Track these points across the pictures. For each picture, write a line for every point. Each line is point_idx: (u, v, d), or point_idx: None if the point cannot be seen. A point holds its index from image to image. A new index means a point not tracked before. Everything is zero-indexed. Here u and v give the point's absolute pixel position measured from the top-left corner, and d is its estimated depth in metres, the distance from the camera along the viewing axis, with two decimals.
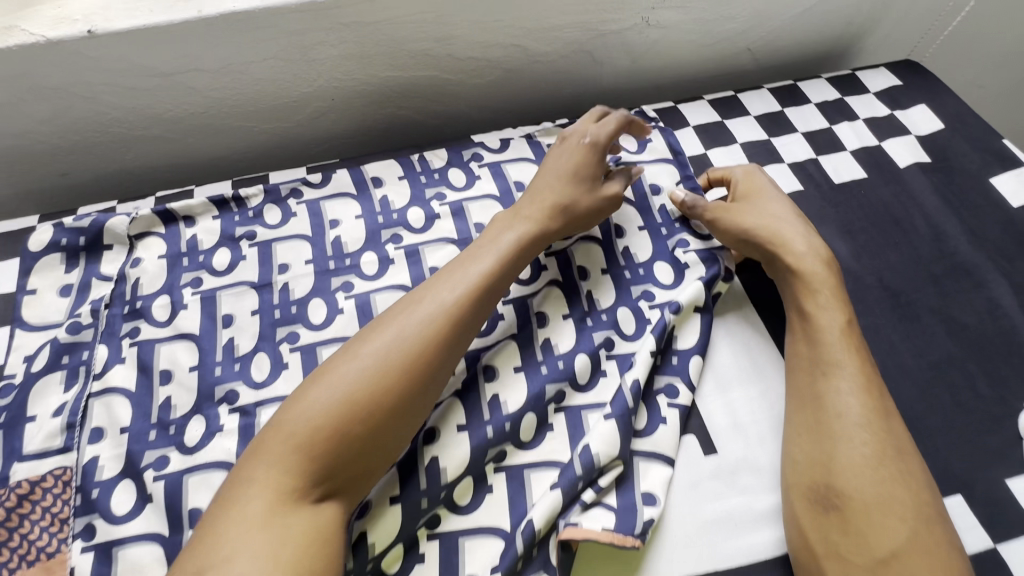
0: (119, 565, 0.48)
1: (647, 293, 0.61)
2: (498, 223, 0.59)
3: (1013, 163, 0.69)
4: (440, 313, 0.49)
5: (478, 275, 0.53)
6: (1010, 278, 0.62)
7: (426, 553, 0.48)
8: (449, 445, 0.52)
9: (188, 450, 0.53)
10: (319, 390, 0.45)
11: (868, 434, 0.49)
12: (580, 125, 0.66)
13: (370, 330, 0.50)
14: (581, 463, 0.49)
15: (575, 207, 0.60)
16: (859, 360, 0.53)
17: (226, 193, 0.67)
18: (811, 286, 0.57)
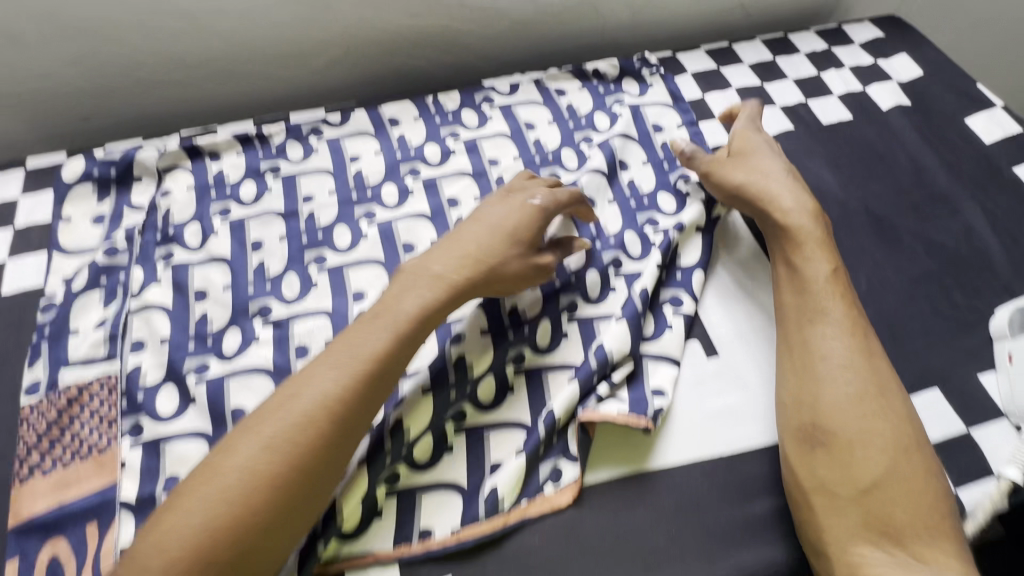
0: (167, 458, 0.51)
1: (652, 220, 0.66)
2: (402, 282, 0.52)
3: (986, 104, 0.75)
4: (318, 407, 0.44)
5: (368, 353, 0.47)
6: (984, 205, 0.68)
7: (454, 445, 0.53)
8: (474, 347, 0.56)
9: (227, 357, 0.56)
10: (191, 493, 0.41)
11: (852, 374, 0.51)
12: (530, 184, 0.62)
13: (250, 418, 0.45)
14: (596, 359, 0.54)
15: (495, 276, 0.54)
16: (845, 305, 0.55)
17: (250, 130, 0.70)
18: (798, 240, 0.58)
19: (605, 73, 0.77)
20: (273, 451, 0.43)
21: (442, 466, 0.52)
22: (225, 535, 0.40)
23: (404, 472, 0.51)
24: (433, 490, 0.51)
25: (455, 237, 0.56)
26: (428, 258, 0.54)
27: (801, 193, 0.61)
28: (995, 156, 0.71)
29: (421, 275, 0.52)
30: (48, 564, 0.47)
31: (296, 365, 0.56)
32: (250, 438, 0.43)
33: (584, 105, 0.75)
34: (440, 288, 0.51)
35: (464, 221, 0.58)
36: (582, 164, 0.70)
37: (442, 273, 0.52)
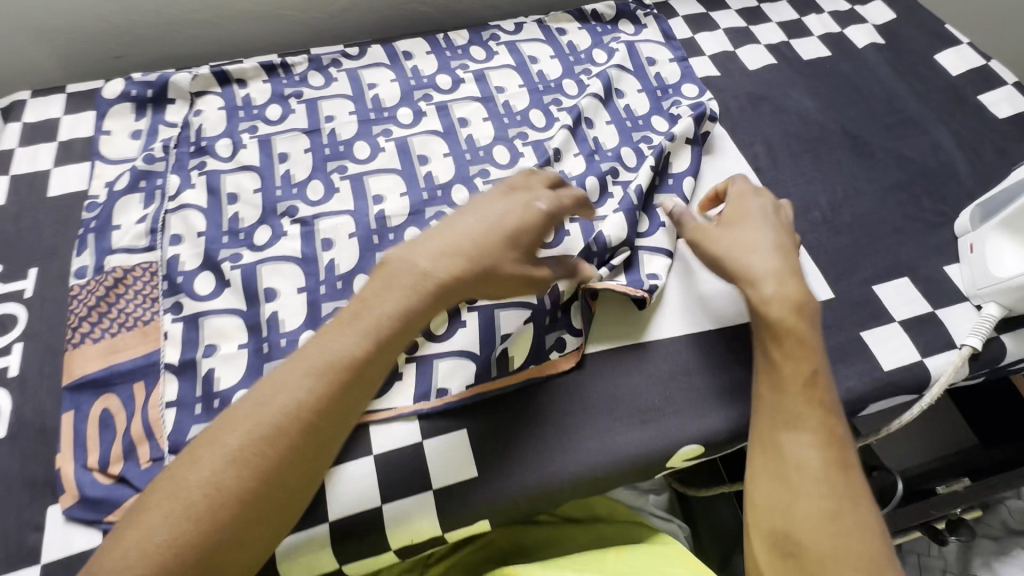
0: (205, 330, 0.56)
1: (646, 138, 0.71)
2: (385, 275, 0.45)
3: (953, 42, 0.81)
4: (290, 419, 0.40)
5: (345, 362, 0.42)
6: (951, 126, 0.74)
7: (467, 320, 0.57)
8: None
9: (259, 248, 0.61)
10: (159, 498, 0.38)
11: (826, 487, 0.45)
12: (534, 180, 0.53)
13: (222, 420, 0.41)
14: (596, 242, 0.59)
15: (486, 281, 0.46)
16: (824, 411, 0.48)
17: (275, 60, 0.76)
18: (780, 334, 0.50)
19: (602, 15, 0.84)
20: (247, 460, 0.39)
21: (457, 337, 0.56)
22: (193, 548, 0.37)
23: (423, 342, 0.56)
24: (450, 357, 0.55)
25: (445, 232, 0.48)
26: (412, 255, 0.46)
27: (787, 279, 0.52)
28: (961, 86, 0.78)
29: (404, 269, 0.45)
30: (100, 414, 0.52)
31: (322, 255, 0.61)
32: (222, 442, 0.39)
33: (583, 42, 0.81)
34: (426, 292, 0.44)
35: (458, 210, 0.50)
36: (581, 91, 0.75)
37: (432, 274, 0.45)
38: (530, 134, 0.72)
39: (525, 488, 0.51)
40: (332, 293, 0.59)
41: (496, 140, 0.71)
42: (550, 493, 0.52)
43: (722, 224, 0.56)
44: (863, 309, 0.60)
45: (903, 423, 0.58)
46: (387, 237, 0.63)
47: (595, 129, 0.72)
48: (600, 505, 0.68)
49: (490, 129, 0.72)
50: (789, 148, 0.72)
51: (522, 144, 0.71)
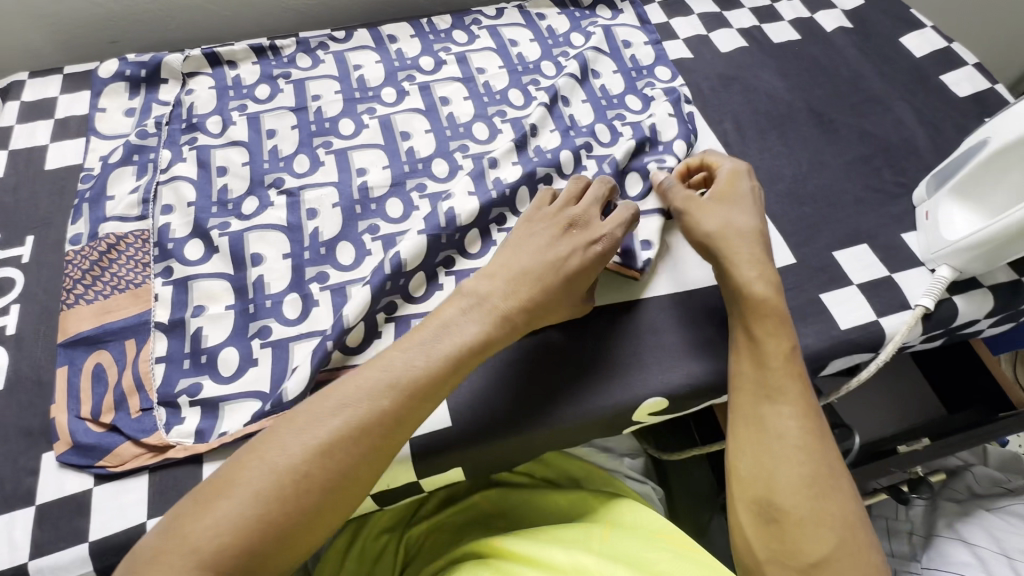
0: (194, 292, 0.59)
1: (621, 116, 0.74)
2: (459, 301, 0.52)
3: (917, 26, 0.85)
4: (368, 419, 0.45)
5: (417, 374, 0.47)
6: (913, 104, 0.77)
7: (444, 283, 0.61)
8: (462, 201, 0.62)
9: (246, 216, 0.64)
10: (240, 473, 0.43)
11: (805, 456, 0.48)
12: (591, 214, 0.57)
13: (306, 407, 0.46)
14: None
15: (549, 318, 0.54)
16: (802, 385, 0.51)
17: (264, 43, 0.79)
18: (761, 312, 0.53)
19: (580, 1, 0.87)
20: (332, 452, 0.44)
21: (434, 299, 0.60)
22: (278, 522, 0.41)
23: (401, 303, 0.59)
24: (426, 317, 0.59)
25: (511, 267, 0.54)
26: (489, 284, 0.53)
27: (766, 260, 0.56)
28: (924, 67, 0.81)
29: (478, 298, 0.52)
30: (93, 368, 0.55)
31: (307, 223, 0.64)
32: (305, 430, 0.44)
33: (562, 26, 0.84)
34: (499, 320, 0.51)
35: (524, 241, 0.56)
36: (559, 72, 0.79)
37: (504, 308, 0.51)
38: (509, 112, 0.75)
39: (496, 437, 0.54)
40: (315, 259, 0.62)
41: (476, 118, 0.74)
42: (525, 442, 0.55)
43: (715, 202, 0.59)
44: (823, 273, 0.63)
45: (861, 381, 0.60)
46: (369, 207, 0.66)
47: (571, 107, 0.75)
48: (581, 473, 0.70)
49: (470, 107, 0.75)
50: (757, 125, 0.75)
51: (501, 121, 0.74)
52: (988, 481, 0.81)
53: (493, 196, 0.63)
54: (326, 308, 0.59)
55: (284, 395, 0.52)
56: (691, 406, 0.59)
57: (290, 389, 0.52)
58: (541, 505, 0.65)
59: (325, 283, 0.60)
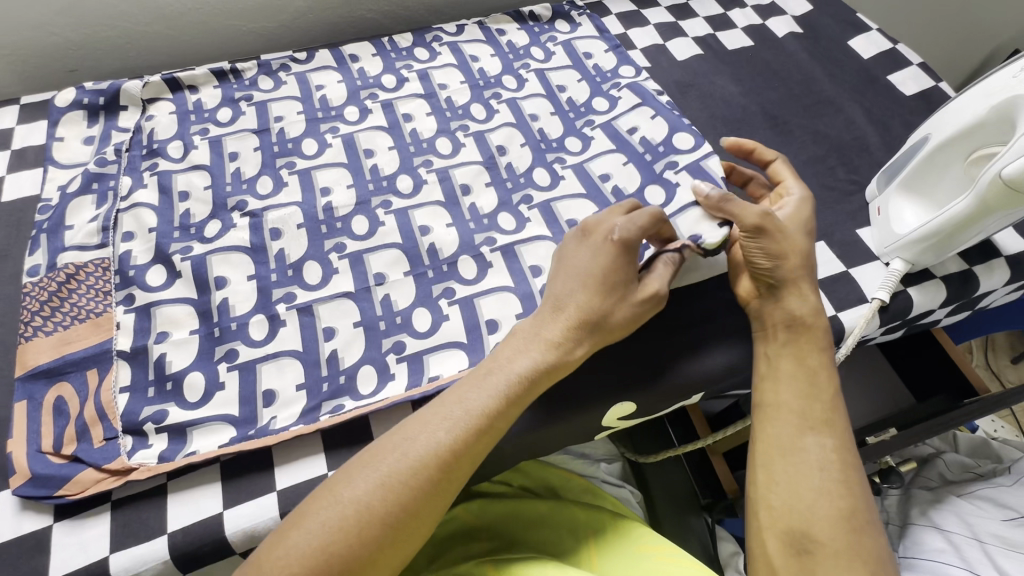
0: (157, 319, 0.58)
1: (589, 122, 0.76)
2: (515, 340, 0.52)
3: (863, 29, 0.88)
4: (434, 457, 0.45)
5: (483, 415, 0.48)
6: (863, 104, 0.79)
7: (450, 314, 0.60)
8: (444, 234, 0.65)
9: (209, 240, 0.64)
10: (313, 507, 0.43)
11: (840, 487, 0.48)
12: (607, 216, 0.56)
13: (378, 446, 0.47)
14: None
15: (598, 325, 0.52)
16: (837, 418, 0.52)
17: (225, 66, 0.79)
18: (812, 341, 0.55)
19: (539, 16, 0.89)
20: (395, 485, 0.44)
21: (441, 331, 0.59)
22: (341, 560, 0.42)
23: (408, 340, 0.58)
24: (438, 351, 0.58)
25: (549, 296, 0.54)
26: (538, 315, 0.53)
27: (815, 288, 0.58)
28: (872, 68, 0.84)
29: (530, 335, 0.52)
30: (54, 402, 0.54)
31: (271, 244, 0.64)
32: (374, 467, 0.45)
33: (522, 41, 0.86)
34: (549, 350, 0.51)
35: (552, 270, 0.56)
36: (520, 85, 0.80)
37: (551, 335, 0.51)
38: (473, 126, 0.76)
39: None
40: (281, 280, 0.62)
41: (439, 133, 0.75)
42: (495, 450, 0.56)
43: (790, 224, 0.58)
44: None
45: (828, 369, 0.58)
46: (334, 226, 0.66)
47: (540, 121, 0.76)
48: (560, 483, 0.70)
49: (433, 123, 0.76)
50: (714, 130, 0.77)
51: (464, 136, 0.75)
52: (958, 467, 0.83)
53: (474, 233, 0.66)
54: (292, 328, 0.58)
55: (272, 424, 0.53)
56: (657, 411, 0.60)
57: (280, 419, 0.53)
58: (523, 512, 0.65)
59: (292, 303, 0.60)
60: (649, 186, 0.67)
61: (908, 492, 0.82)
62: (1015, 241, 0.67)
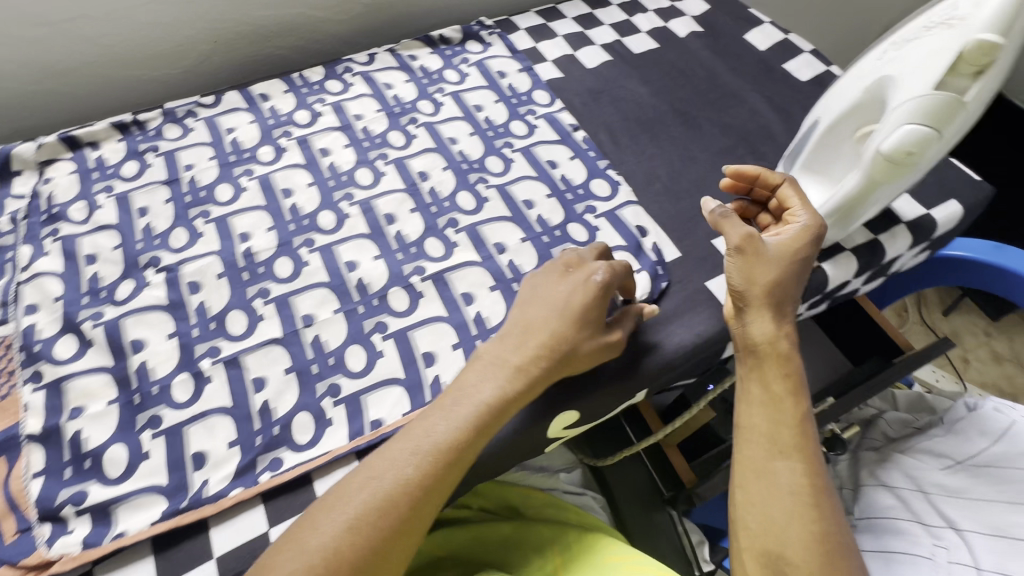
0: (68, 393, 0.55)
1: (508, 143, 0.77)
2: (478, 366, 0.53)
3: (756, 23, 0.93)
4: (402, 493, 0.45)
5: (448, 447, 0.48)
6: (764, 94, 0.84)
7: (384, 349, 0.59)
8: (371, 267, 0.65)
9: (121, 302, 0.61)
10: (279, 558, 0.43)
11: (811, 515, 0.48)
12: (585, 256, 0.60)
13: (344, 485, 0.47)
14: (509, 270, 0.65)
15: (567, 362, 0.54)
16: (808, 443, 0.52)
17: (126, 118, 0.76)
18: (779, 368, 0.55)
19: (449, 38, 0.89)
20: (361, 529, 0.44)
21: (376, 368, 0.58)
22: None
23: (343, 381, 0.57)
24: (375, 390, 0.56)
25: (521, 322, 0.55)
26: (506, 340, 0.54)
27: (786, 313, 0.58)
28: (769, 59, 0.88)
29: (494, 364, 0.52)
30: None
31: (190, 298, 0.62)
32: (339, 510, 0.45)
33: (435, 64, 0.86)
34: (511, 378, 0.52)
35: (524, 297, 0.58)
36: (437, 109, 0.81)
37: (517, 361, 0.52)
38: (392, 153, 0.75)
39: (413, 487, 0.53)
40: (204, 334, 0.59)
41: (358, 164, 0.74)
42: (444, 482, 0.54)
43: (777, 256, 0.57)
44: (707, 262, 0.67)
45: None
46: (256, 272, 0.64)
47: (460, 142, 0.77)
48: (522, 500, 0.70)
49: (352, 154, 0.75)
50: (629, 132, 0.79)
51: (384, 164, 0.74)
52: (900, 423, 0.87)
53: (402, 263, 0.65)
54: (219, 384, 0.56)
55: (204, 489, 0.50)
56: (600, 419, 0.61)
57: (213, 482, 0.51)
58: (488, 536, 0.65)
59: (217, 356, 0.58)
60: (572, 223, 0.69)
61: (856, 455, 0.86)
62: (912, 207, 0.71)
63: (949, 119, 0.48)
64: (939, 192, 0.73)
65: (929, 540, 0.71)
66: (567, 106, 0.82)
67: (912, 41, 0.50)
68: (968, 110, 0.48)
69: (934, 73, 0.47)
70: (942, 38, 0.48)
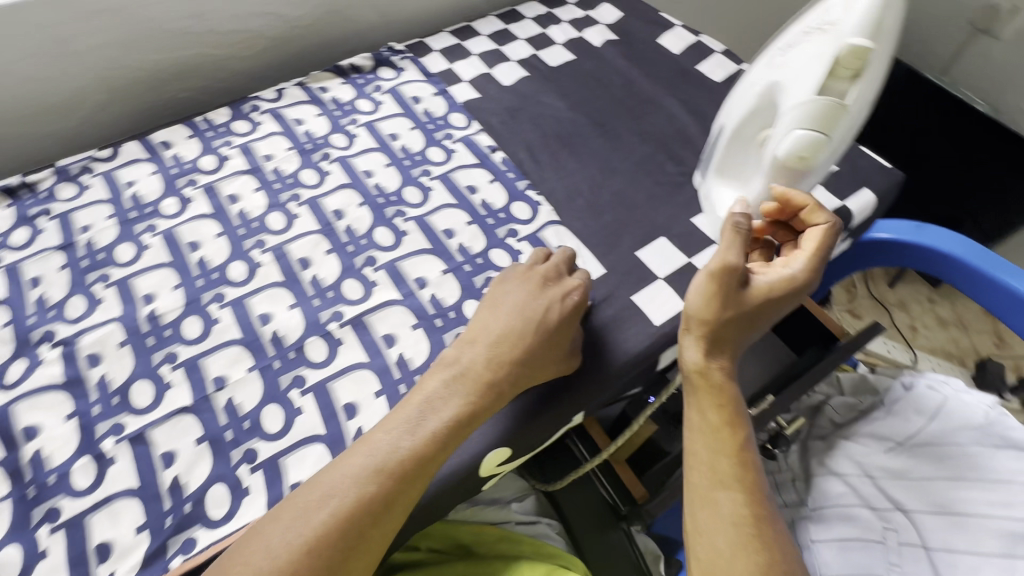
0: None
1: (426, 171, 0.75)
2: (443, 375, 0.51)
3: (669, 27, 0.94)
4: (365, 506, 0.44)
5: (415, 459, 0.46)
6: (679, 98, 0.84)
7: (304, 406, 0.56)
8: (286, 318, 0.62)
9: (12, 385, 0.56)
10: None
11: (755, 548, 0.46)
12: (559, 272, 0.60)
13: (297, 503, 0.44)
14: (431, 305, 0.63)
15: (534, 374, 0.54)
16: (749, 471, 0.50)
17: (14, 182, 0.71)
18: (715, 398, 0.53)
19: (360, 67, 0.87)
20: (320, 549, 0.42)
21: (295, 428, 0.55)
22: None
23: (260, 445, 0.54)
24: (294, 450, 0.54)
25: (492, 330, 0.55)
26: (478, 351, 0.53)
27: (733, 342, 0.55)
28: (683, 62, 0.89)
29: (461, 373, 0.51)
30: None
31: (89, 373, 0.58)
32: (297, 527, 0.42)
33: (347, 95, 0.84)
34: (480, 390, 0.51)
35: (494, 305, 0.57)
36: (350, 142, 0.78)
37: (487, 373, 0.52)
38: (304, 193, 0.72)
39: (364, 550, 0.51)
40: (106, 411, 0.55)
41: (269, 208, 0.71)
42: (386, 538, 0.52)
43: (756, 304, 0.53)
44: (631, 275, 0.66)
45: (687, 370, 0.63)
46: (162, 335, 0.60)
47: (376, 175, 0.74)
48: (473, 538, 0.68)
49: (262, 198, 0.72)
50: (549, 148, 0.78)
51: (297, 206, 0.71)
52: (845, 408, 0.87)
53: (319, 310, 0.62)
54: (124, 464, 0.52)
55: None
56: (530, 453, 0.60)
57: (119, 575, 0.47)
58: None
59: (121, 434, 0.54)
60: (494, 249, 0.68)
61: (806, 446, 0.86)
62: (828, 199, 0.72)
63: (834, 123, 0.48)
64: (852, 182, 0.74)
65: (880, 525, 0.73)
66: (485, 127, 0.81)
67: (795, 47, 0.51)
68: (851, 113, 0.48)
69: (815, 79, 0.48)
70: (820, 43, 0.48)
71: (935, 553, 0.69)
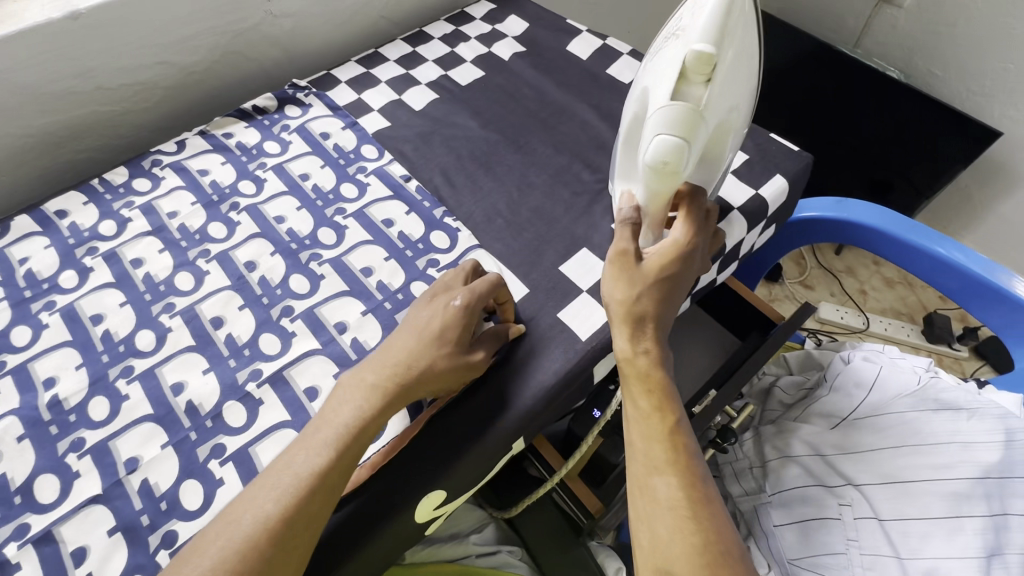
0: None
1: (339, 210, 0.73)
2: (338, 393, 0.51)
3: (575, 33, 0.94)
4: (263, 530, 0.42)
5: (312, 476, 0.45)
6: (591, 104, 0.84)
7: (224, 477, 0.54)
8: (201, 384, 0.59)
9: None
10: None
11: (693, 533, 0.41)
12: (451, 283, 0.59)
13: (199, 542, 0.43)
14: (353, 351, 0.61)
15: (426, 380, 0.51)
16: (686, 452, 0.45)
17: None
18: (646, 379, 0.49)
19: (264, 107, 0.84)
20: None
21: (216, 501, 0.53)
22: None
23: (179, 526, 0.51)
24: None
25: (383, 347, 0.54)
26: (366, 363, 0.53)
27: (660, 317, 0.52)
28: (592, 67, 0.89)
29: (353, 385, 0.51)
30: None
31: None
32: (195, 565, 0.41)
33: (253, 138, 0.81)
34: (372, 398, 0.50)
35: (394, 329, 0.57)
36: (259, 188, 0.75)
37: (375, 380, 0.51)
38: (213, 248, 0.70)
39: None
40: (9, 513, 0.52)
41: (177, 268, 0.68)
42: None
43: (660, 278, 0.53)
44: (555, 292, 0.66)
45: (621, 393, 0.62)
46: (67, 421, 0.57)
47: (288, 220, 0.72)
48: None
49: (168, 259, 0.69)
50: (465, 170, 0.77)
51: (206, 262, 0.68)
52: (793, 388, 0.90)
53: (235, 371, 0.60)
54: (32, 569, 0.49)
55: None
56: (471, 487, 0.59)
57: None
58: None
59: (25, 537, 0.50)
60: (414, 282, 0.66)
61: (758, 431, 0.88)
62: (740, 190, 0.73)
63: (688, 123, 0.51)
64: (764, 170, 0.75)
65: (834, 501, 0.74)
66: (398, 156, 0.79)
67: (658, 53, 0.56)
68: (704, 113, 0.51)
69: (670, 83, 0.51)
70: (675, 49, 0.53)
71: (887, 524, 0.71)
